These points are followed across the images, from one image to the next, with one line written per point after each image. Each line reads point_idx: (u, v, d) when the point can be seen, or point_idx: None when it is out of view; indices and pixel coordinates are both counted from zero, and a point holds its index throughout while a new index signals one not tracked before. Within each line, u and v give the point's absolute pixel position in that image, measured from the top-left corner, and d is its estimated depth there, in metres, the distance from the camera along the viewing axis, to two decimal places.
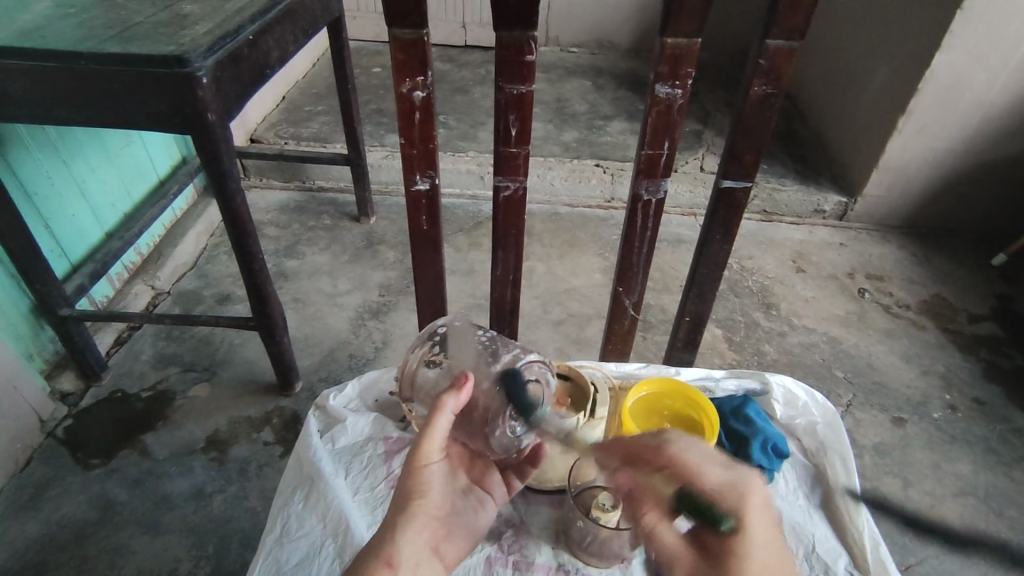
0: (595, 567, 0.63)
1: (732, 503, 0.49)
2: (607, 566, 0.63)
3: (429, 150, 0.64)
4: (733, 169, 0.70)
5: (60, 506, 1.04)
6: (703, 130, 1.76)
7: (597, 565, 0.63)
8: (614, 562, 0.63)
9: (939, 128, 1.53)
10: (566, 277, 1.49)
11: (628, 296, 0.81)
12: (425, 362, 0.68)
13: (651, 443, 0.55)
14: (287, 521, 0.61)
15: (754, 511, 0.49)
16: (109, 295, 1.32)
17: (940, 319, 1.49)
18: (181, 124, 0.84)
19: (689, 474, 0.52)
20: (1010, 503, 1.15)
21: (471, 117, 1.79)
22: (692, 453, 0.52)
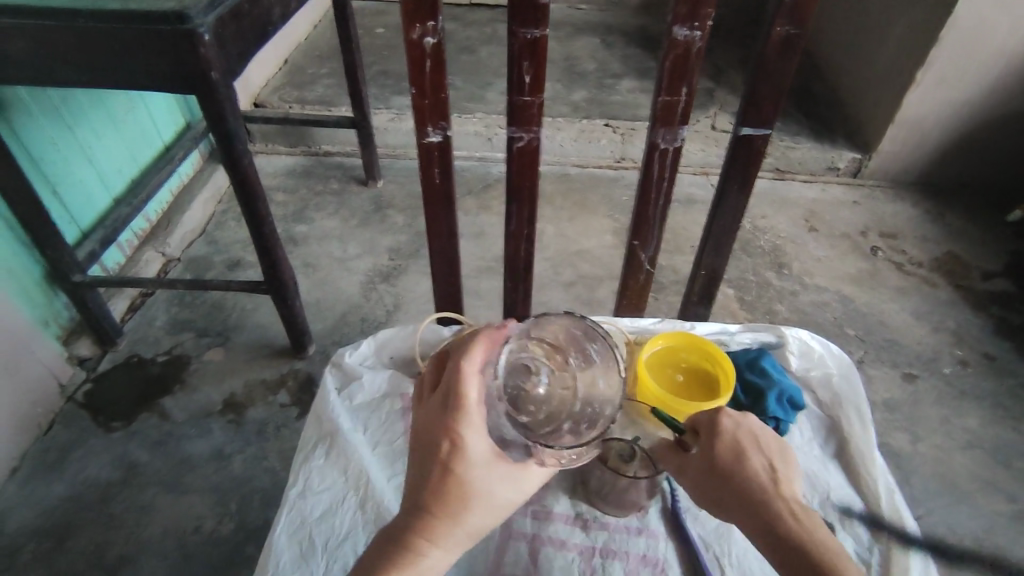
0: (612, 516, 0.63)
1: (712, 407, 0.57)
2: (624, 515, 0.63)
3: (440, 100, 0.63)
4: (753, 116, 0.68)
5: (84, 468, 1.06)
6: (715, 87, 1.72)
7: (614, 514, 0.63)
8: (631, 511, 0.63)
9: (959, 78, 1.48)
10: (576, 239, 1.48)
11: (645, 250, 0.80)
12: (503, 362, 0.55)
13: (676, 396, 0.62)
14: (310, 475, 0.62)
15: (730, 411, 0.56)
16: (121, 262, 1.32)
17: (954, 276, 1.47)
18: (185, 83, 0.82)
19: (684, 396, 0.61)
20: (1020, 456, 1.15)
21: (477, 77, 1.76)
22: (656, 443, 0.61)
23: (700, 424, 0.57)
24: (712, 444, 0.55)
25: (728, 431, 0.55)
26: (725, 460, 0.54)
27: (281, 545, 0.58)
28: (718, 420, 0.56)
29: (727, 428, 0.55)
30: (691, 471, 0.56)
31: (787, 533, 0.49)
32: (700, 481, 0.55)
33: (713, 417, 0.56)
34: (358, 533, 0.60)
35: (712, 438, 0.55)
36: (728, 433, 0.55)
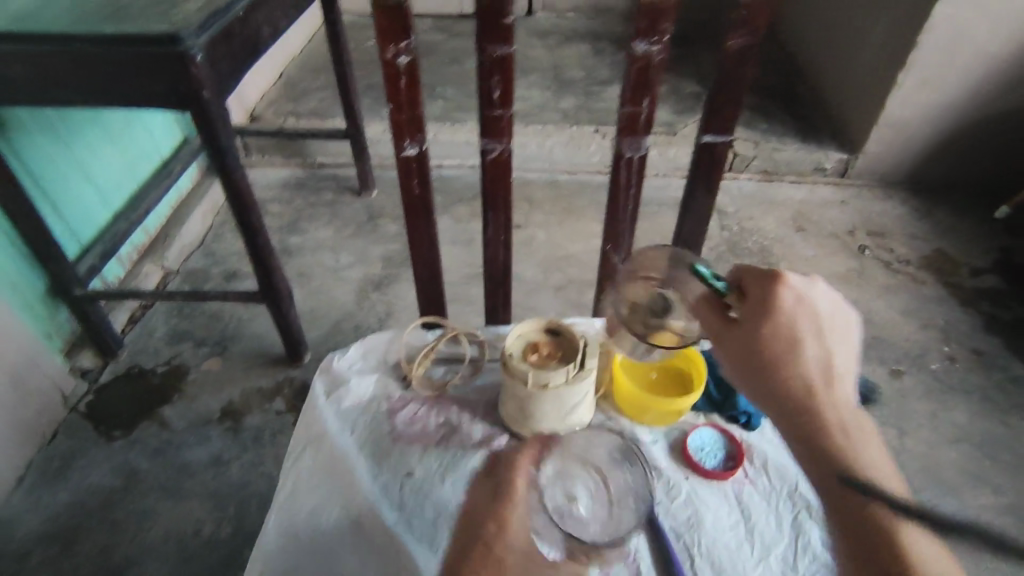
0: None
1: (773, 286, 0.53)
2: None
3: (416, 115, 0.66)
4: (714, 124, 0.71)
5: (87, 476, 1.09)
6: (701, 92, 1.75)
7: None
8: None
9: (939, 79, 1.51)
10: (566, 244, 1.51)
11: (616, 255, 0.83)
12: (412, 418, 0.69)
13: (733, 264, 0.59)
14: (299, 477, 0.65)
15: (792, 297, 0.53)
16: (121, 275, 1.35)
17: (939, 273, 1.49)
18: (178, 102, 0.85)
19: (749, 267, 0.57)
20: (1005, 449, 1.17)
21: (466, 87, 1.79)
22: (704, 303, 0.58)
23: (753, 304, 0.54)
24: (762, 330, 0.53)
25: (785, 318, 0.52)
26: (773, 349, 0.52)
27: (269, 544, 0.61)
28: (778, 306, 0.53)
29: (785, 316, 0.52)
30: (733, 345, 0.54)
31: (822, 439, 0.49)
32: (737, 360, 0.54)
33: (771, 301, 0.53)
34: (341, 533, 0.61)
35: (766, 324, 0.52)
36: (788, 319, 0.52)
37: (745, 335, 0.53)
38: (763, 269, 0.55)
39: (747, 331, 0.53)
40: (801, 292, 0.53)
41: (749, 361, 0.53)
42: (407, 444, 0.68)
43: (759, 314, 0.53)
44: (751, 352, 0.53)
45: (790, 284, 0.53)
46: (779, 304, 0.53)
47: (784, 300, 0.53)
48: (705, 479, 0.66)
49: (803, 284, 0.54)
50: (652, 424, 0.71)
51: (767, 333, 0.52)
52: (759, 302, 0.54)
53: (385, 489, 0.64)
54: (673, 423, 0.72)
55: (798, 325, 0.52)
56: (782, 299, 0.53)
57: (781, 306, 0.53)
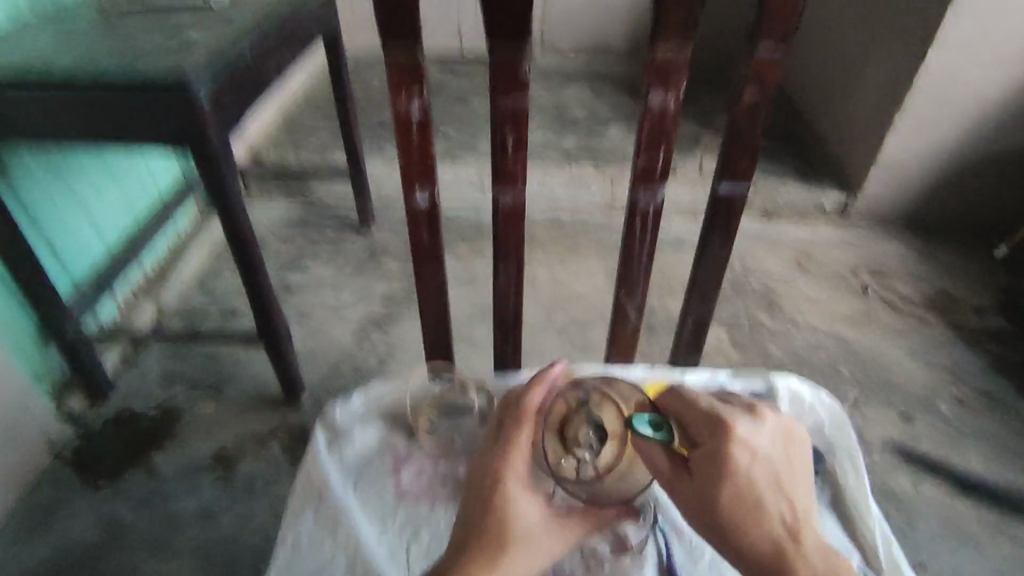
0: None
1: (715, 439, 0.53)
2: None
3: (427, 166, 0.66)
4: (730, 173, 0.71)
5: (71, 526, 1.04)
6: (701, 131, 1.77)
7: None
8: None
9: (936, 123, 1.53)
10: (569, 283, 1.50)
11: (631, 302, 0.81)
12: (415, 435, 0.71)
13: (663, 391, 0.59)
14: (300, 537, 0.63)
15: (739, 450, 0.52)
16: (116, 315, 1.32)
17: (944, 314, 1.48)
18: (182, 145, 0.85)
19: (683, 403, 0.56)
20: (1019, 496, 1.15)
21: (469, 126, 1.80)
22: (650, 447, 0.55)
23: (699, 460, 0.53)
24: (715, 491, 0.52)
25: (736, 477, 0.52)
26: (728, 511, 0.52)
27: None
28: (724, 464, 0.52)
29: (734, 474, 0.52)
30: (687, 495, 0.53)
31: None
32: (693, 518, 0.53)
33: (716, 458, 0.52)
34: None
35: (722, 479, 0.52)
36: (744, 474, 0.52)
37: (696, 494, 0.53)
38: (709, 416, 0.54)
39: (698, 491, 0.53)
40: (747, 446, 0.53)
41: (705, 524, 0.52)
42: (413, 501, 0.67)
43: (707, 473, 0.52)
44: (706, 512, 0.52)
45: (737, 433, 0.53)
46: (725, 462, 0.52)
47: (730, 458, 0.52)
48: None
49: (751, 429, 0.54)
50: None
51: (722, 495, 0.52)
52: (701, 460, 0.53)
53: (391, 549, 0.64)
54: None
55: (749, 482, 0.52)
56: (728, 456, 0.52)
57: (728, 467, 0.52)
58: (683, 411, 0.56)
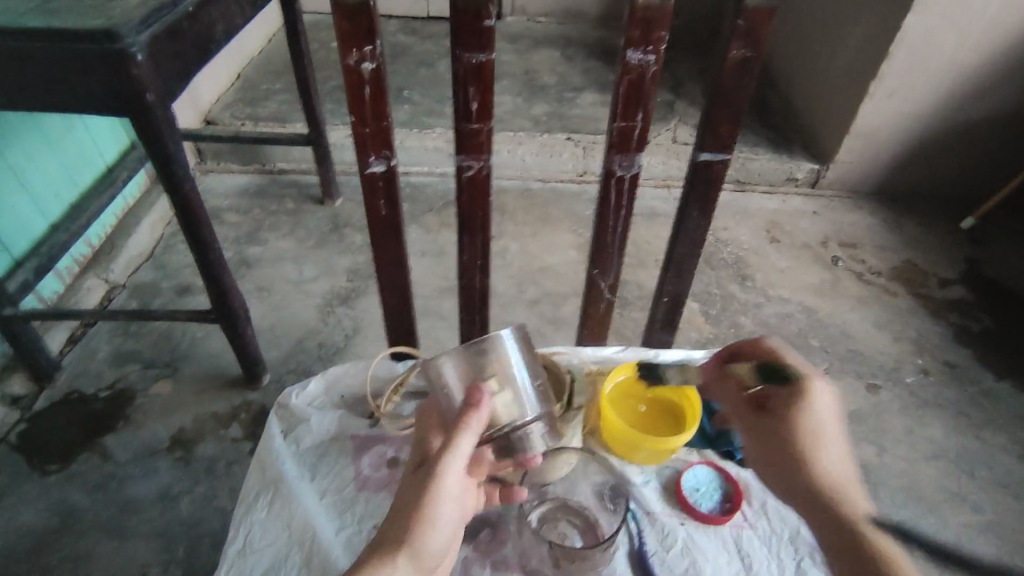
0: None
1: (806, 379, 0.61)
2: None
3: (384, 127, 0.60)
4: (711, 141, 0.68)
5: (17, 515, 0.99)
6: (675, 100, 1.73)
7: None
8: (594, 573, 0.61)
9: (909, 92, 1.52)
10: (540, 255, 1.46)
11: (604, 278, 0.78)
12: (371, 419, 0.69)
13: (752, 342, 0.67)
14: (251, 530, 0.61)
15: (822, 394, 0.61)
16: (59, 291, 1.24)
17: (911, 285, 1.49)
18: (117, 107, 0.77)
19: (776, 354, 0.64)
20: (980, 463, 1.17)
21: (436, 91, 1.73)
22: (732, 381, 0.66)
23: (787, 397, 0.61)
24: (801, 422, 0.60)
25: (820, 413, 0.60)
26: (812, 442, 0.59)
27: None
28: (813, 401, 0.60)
29: (818, 410, 0.60)
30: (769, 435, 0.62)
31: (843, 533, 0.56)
32: (774, 449, 0.61)
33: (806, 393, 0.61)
34: None
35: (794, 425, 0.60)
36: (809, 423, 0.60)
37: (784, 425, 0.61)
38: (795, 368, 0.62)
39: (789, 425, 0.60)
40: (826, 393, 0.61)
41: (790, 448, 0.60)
42: (374, 490, 0.65)
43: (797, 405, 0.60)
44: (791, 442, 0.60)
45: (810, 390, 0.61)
46: (813, 398, 0.60)
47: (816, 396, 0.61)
48: (703, 524, 0.65)
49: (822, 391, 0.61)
50: (644, 462, 0.69)
51: (805, 428, 0.60)
52: (790, 396, 0.61)
53: (348, 542, 0.61)
54: (667, 461, 0.70)
55: (829, 420, 0.60)
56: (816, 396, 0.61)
57: (809, 404, 0.60)
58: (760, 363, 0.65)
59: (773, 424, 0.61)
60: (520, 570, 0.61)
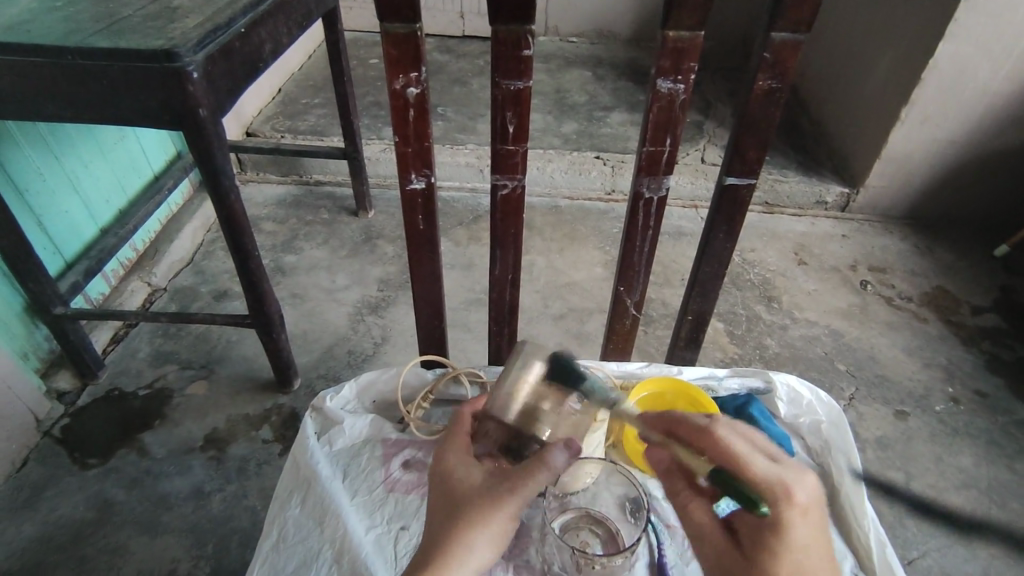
0: None
1: (776, 498, 0.51)
2: None
3: (425, 148, 0.63)
4: (738, 166, 0.69)
5: (57, 506, 1.03)
6: (704, 121, 1.74)
7: None
8: None
9: (944, 117, 1.51)
10: (566, 271, 1.48)
11: (630, 295, 0.80)
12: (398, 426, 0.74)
13: (692, 424, 0.57)
14: (285, 525, 0.65)
15: (799, 518, 0.51)
16: (105, 293, 1.31)
17: (941, 311, 1.47)
18: (173, 120, 0.82)
19: (735, 458, 0.53)
20: (1013, 495, 1.14)
21: (469, 109, 1.77)
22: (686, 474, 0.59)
23: (755, 524, 0.53)
24: (774, 561, 0.51)
25: (794, 545, 0.51)
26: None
27: None
28: (788, 533, 0.51)
29: (794, 545, 0.51)
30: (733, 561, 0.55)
31: None
32: None
33: (777, 528, 0.51)
34: None
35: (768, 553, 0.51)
36: (785, 540, 0.51)
37: (746, 562, 0.53)
38: (761, 477, 0.52)
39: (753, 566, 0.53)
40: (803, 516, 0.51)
41: None
42: (403, 493, 0.68)
43: (761, 543, 0.52)
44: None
45: (791, 508, 0.51)
46: (784, 533, 0.51)
47: (789, 525, 0.51)
48: None
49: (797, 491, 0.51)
50: None
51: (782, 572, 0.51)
52: (757, 525, 0.52)
53: (378, 541, 0.64)
54: None
55: (806, 553, 0.51)
56: (789, 526, 0.51)
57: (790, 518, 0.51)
58: (722, 458, 0.54)
59: (732, 559, 0.55)
60: None
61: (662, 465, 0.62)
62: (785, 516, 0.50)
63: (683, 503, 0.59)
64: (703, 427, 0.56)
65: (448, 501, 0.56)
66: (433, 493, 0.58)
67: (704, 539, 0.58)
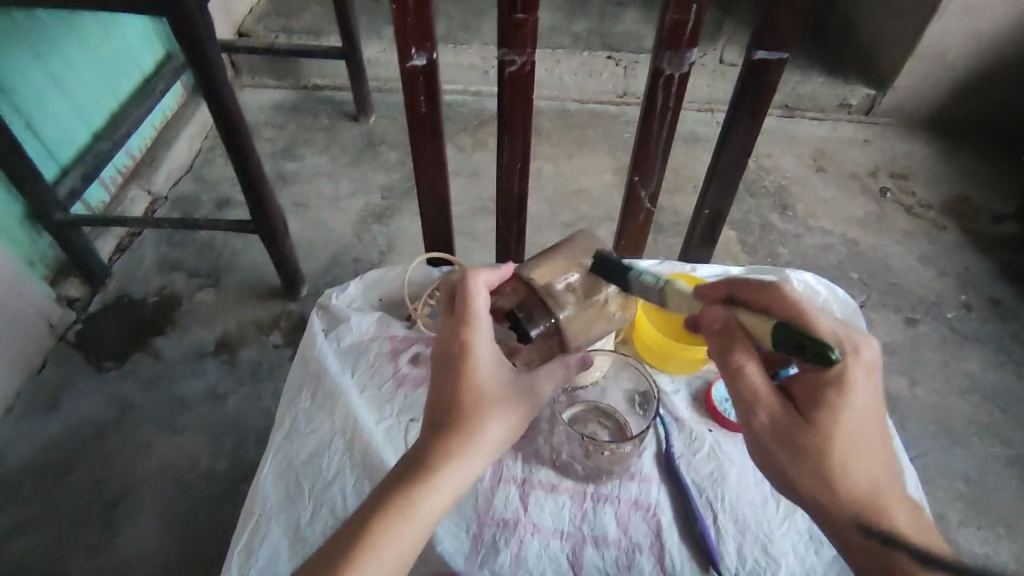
0: (606, 485, 0.65)
1: (846, 354, 0.50)
2: (618, 482, 0.65)
3: (424, 19, 0.59)
4: (768, 38, 0.64)
5: (78, 406, 1.06)
6: (725, 17, 1.62)
7: (606, 483, 0.65)
8: (625, 476, 0.66)
9: (986, 8, 1.39)
10: (575, 178, 1.43)
11: (645, 187, 0.77)
12: (407, 322, 0.74)
13: (757, 286, 0.54)
14: (297, 417, 0.66)
15: (864, 376, 0.50)
16: (106, 200, 1.28)
17: (961, 219, 1.43)
18: (156, 5, 0.76)
19: (803, 313, 0.51)
20: (1016, 399, 1.15)
21: (473, 5, 1.66)
22: (739, 337, 0.53)
23: (817, 380, 0.50)
24: (837, 416, 0.49)
25: (855, 405, 0.49)
26: (843, 444, 0.49)
27: (268, 485, 0.62)
28: (853, 387, 0.49)
29: (857, 401, 0.49)
30: (788, 424, 0.50)
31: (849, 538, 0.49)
32: (794, 450, 0.50)
33: (844, 382, 0.49)
34: (344, 475, 0.63)
35: (836, 408, 0.49)
36: (851, 396, 0.49)
37: (806, 421, 0.50)
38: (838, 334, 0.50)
39: (814, 424, 0.50)
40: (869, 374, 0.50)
41: (812, 447, 0.49)
42: (412, 387, 0.69)
43: (825, 397, 0.49)
44: (810, 439, 0.49)
45: (861, 363, 0.50)
46: (852, 388, 0.49)
47: (853, 381, 0.49)
48: (730, 433, 0.69)
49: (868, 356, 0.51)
50: (675, 372, 0.73)
51: (842, 428, 0.49)
52: (821, 381, 0.50)
53: (389, 431, 0.66)
54: (698, 372, 0.74)
55: (865, 413, 0.49)
56: (853, 383, 0.49)
57: (859, 372, 0.49)
58: (796, 315, 0.51)
59: (789, 418, 0.50)
60: (550, 466, 0.66)
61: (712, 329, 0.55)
62: (857, 369, 0.49)
63: (733, 363, 0.53)
64: (772, 287, 0.53)
65: (472, 377, 0.53)
66: (450, 364, 0.54)
67: (754, 403, 0.52)
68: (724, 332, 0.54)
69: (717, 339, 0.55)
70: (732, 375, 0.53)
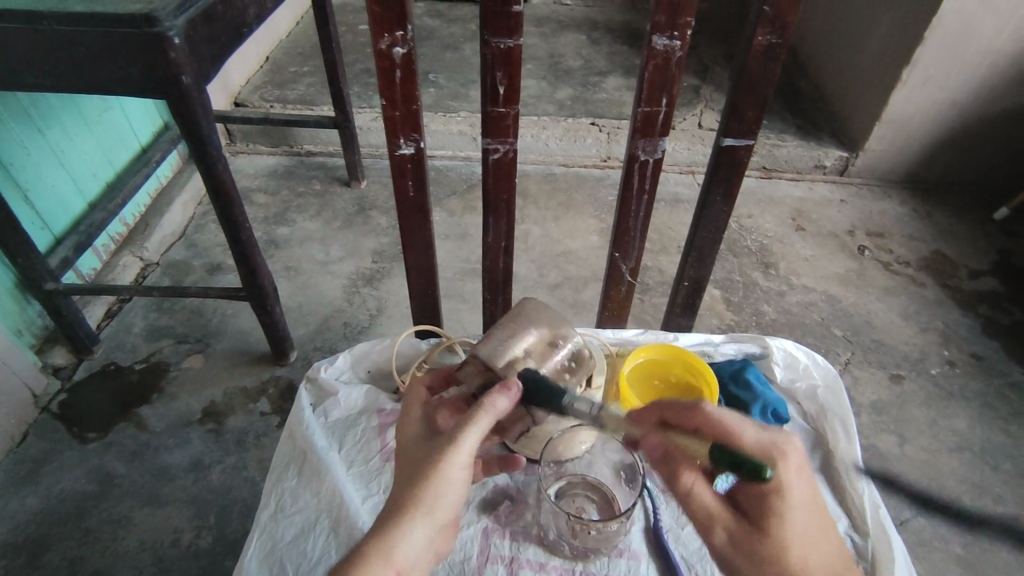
0: (594, 563, 0.65)
1: (773, 464, 0.52)
2: (608, 558, 0.65)
3: (412, 111, 0.64)
4: (736, 127, 0.68)
5: (58, 480, 1.04)
6: (702, 85, 1.70)
7: (595, 561, 0.65)
8: (614, 552, 0.65)
9: (945, 78, 1.48)
10: (562, 240, 1.47)
11: (625, 262, 0.80)
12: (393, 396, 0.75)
13: (681, 408, 0.56)
14: (282, 497, 0.65)
15: (795, 477, 0.52)
16: (97, 268, 1.29)
17: (938, 275, 1.47)
18: (156, 89, 0.79)
19: (726, 430, 0.53)
20: (1006, 456, 1.15)
21: (461, 75, 1.73)
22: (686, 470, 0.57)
23: (758, 490, 0.53)
24: (780, 524, 0.52)
25: (794, 506, 0.52)
26: (795, 544, 0.52)
27: (252, 569, 0.61)
28: (786, 493, 0.52)
29: (794, 505, 0.52)
30: (741, 540, 0.54)
31: None
32: (754, 563, 0.53)
33: (780, 490, 0.52)
34: (330, 558, 0.62)
35: (775, 518, 0.52)
36: (788, 502, 0.52)
37: (756, 531, 0.53)
38: (759, 444, 0.52)
39: (766, 531, 0.53)
40: (799, 474, 0.52)
41: (765, 559, 0.53)
42: None
43: (768, 506, 0.52)
44: (767, 549, 0.52)
45: (785, 472, 0.52)
46: (787, 494, 0.52)
47: (788, 484, 0.52)
48: None
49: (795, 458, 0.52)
50: None
51: (791, 531, 0.52)
52: (762, 492, 0.53)
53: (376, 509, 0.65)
54: None
55: (805, 510, 0.52)
56: (789, 489, 0.52)
57: (787, 474, 0.52)
58: (716, 434, 0.54)
59: (744, 530, 0.54)
60: (537, 543, 0.66)
61: (658, 454, 0.58)
62: (788, 477, 0.51)
63: (684, 488, 0.57)
64: (691, 407, 0.56)
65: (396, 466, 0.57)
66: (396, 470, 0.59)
67: (711, 521, 0.56)
68: (667, 458, 0.58)
69: (664, 466, 0.59)
70: (687, 496, 0.57)
